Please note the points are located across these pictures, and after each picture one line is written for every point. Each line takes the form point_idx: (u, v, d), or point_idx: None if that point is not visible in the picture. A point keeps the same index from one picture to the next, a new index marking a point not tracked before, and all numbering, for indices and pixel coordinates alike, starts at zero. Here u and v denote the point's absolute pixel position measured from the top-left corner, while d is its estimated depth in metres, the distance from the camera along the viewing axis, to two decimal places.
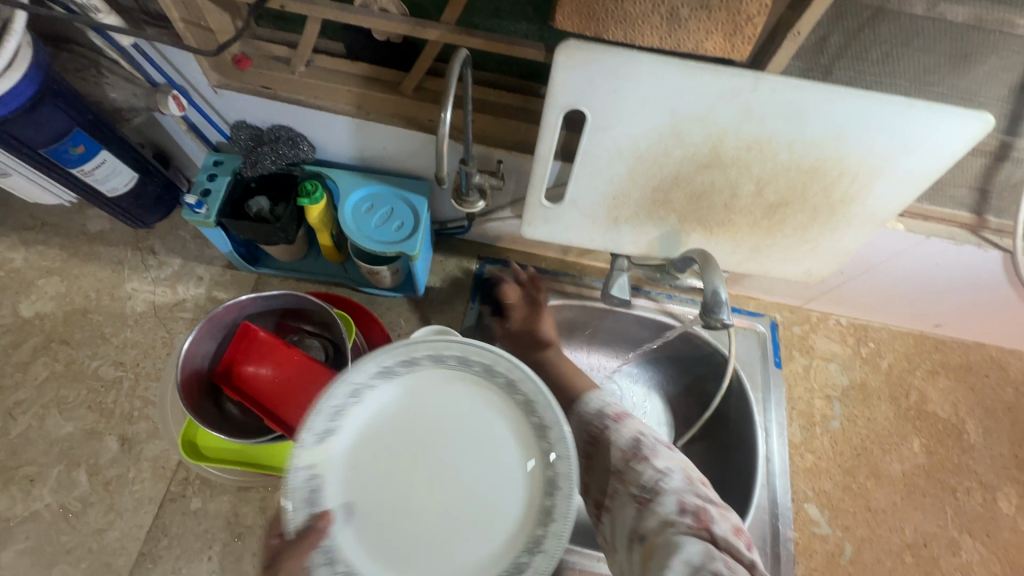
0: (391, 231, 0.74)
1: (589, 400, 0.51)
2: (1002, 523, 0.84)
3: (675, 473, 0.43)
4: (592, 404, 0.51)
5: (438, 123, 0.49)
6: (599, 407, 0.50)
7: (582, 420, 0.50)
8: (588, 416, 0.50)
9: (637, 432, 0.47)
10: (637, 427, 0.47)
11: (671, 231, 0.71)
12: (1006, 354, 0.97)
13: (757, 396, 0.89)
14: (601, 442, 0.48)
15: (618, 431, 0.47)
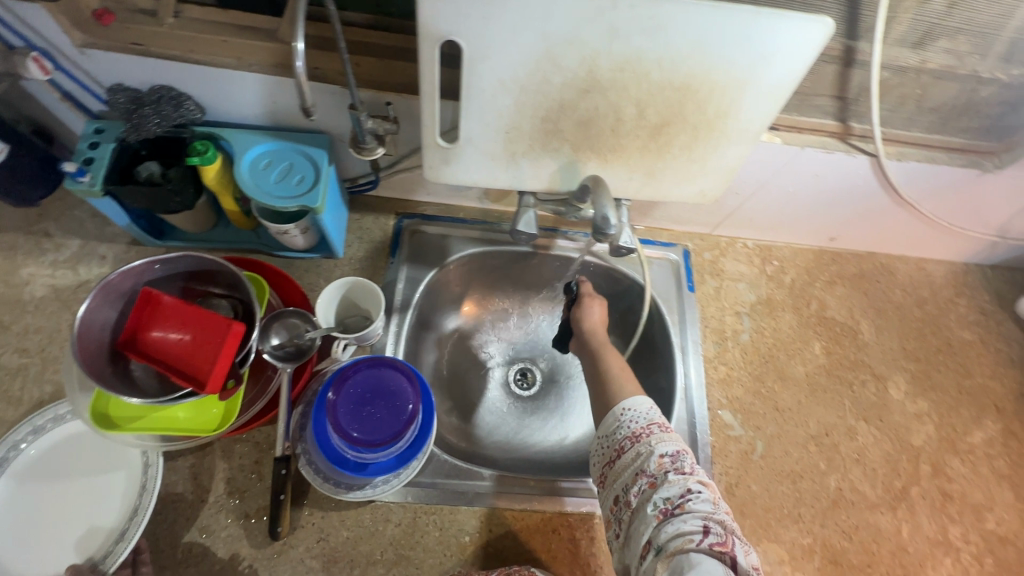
0: (292, 185, 0.73)
1: (627, 403, 0.68)
2: (893, 407, 0.93)
3: (701, 491, 0.58)
4: (630, 408, 0.68)
5: (294, 52, 0.51)
6: (631, 410, 0.67)
7: (614, 421, 0.68)
8: (621, 420, 0.67)
9: (674, 448, 0.61)
10: (675, 443, 0.62)
11: (568, 162, 0.74)
12: (894, 260, 1.06)
13: (672, 318, 0.95)
14: (640, 450, 0.63)
15: (655, 441, 0.63)
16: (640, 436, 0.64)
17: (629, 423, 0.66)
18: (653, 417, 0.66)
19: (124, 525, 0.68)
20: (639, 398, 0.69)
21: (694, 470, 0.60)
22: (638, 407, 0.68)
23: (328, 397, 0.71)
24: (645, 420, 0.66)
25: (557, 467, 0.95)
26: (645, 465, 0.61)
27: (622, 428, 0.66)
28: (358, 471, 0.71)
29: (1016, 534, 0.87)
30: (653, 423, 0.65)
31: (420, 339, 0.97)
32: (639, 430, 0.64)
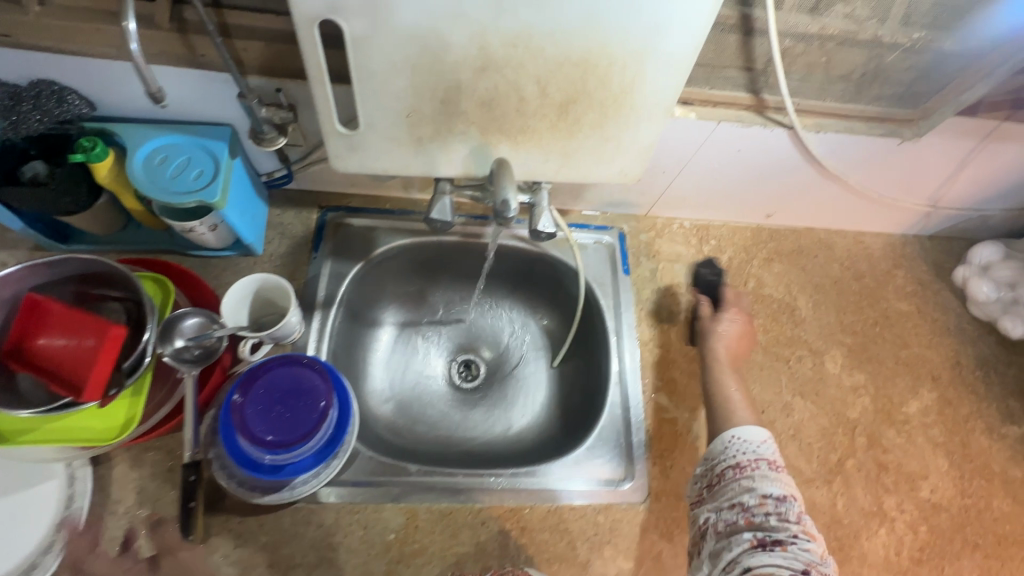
0: (189, 180, 0.70)
1: (737, 432, 0.69)
2: (830, 381, 0.93)
3: (803, 539, 0.58)
4: (740, 438, 0.69)
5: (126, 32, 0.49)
6: (742, 440, 0.68)
7: (723, 446, 0.69)
8: (729, 447, 0.68)
9: (780, 490, 0.62)
10: (781, 487, 0.62)
11: (477, 145, 0.72)
12: (832, 235, 1.06)
13: (607, 303, 0.94)
14: (742, 482, 0.64)
15: (759, 477, 0.64)
16: (746, 468, 0.65)
17: (736, 453, 0.68)
18: (763, 453, 0.67)
19: (60, 515, 0.68)
20: (755, 432, 0.69)
21: (797, 516, 0.60)
22: (749, 437, 0.68)
23: (234, 399, 0.68)
24: (753, 455, 0.66)
25: (495, 457, 0.94)
26: (746, 499, 0.62)
27: (728, 456, 0.68)
28: (274, 474, 0.68)
29: (950, 501, 0.88)
30: (761, 459, 0.66)
31: (354, 335, 0.96)
32: (746, 462, 0.66)
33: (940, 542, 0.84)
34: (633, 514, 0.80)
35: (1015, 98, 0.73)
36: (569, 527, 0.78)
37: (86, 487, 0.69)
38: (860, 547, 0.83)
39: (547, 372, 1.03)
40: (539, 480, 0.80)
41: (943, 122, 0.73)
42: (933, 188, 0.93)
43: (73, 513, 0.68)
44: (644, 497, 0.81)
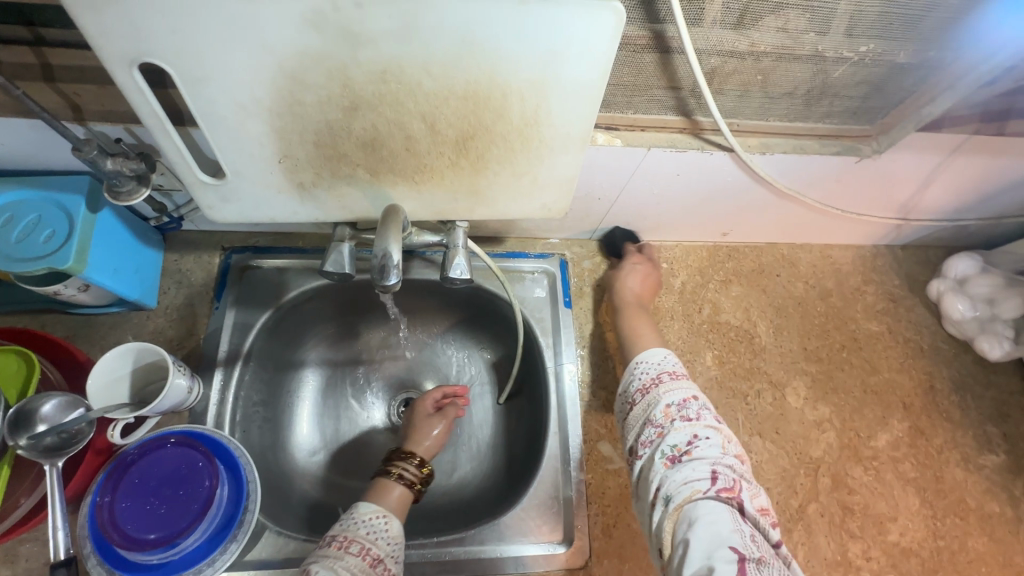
0: (38, 243, 0.61)
1: (640, 357, 0.70)
2: (791, 417, 0.86)
3: (706, 437, 0.60)
4: (643, 361, 0.69)
5: None
6: (644, 362, 0.69)
7: (629, 375, 0.69)
8: (635, 371, 0.69)
9: (681, 397, 0.63)
10: (681, 392, 0.64)
11: (370, 189, 0.62)
12: (797, 250, 0.97)
13: (545, 340, 0.86)
14: (648, 399, 0.65)
15: (662, 390, 0.65)
16: (649, 387, 0.66)
17: (640, 374, 0.68)
18: (664, 367, 0.68)
19: None
20: (657, 349, 0.70)
21: (701, 416, 0.62)
22: (652, 358, 0.69)
23: (99, 498, 0.60)
24: (656, 371, 0.67)
25: (437, 510, 0.86)
26: (653, 414, 0.63)
27: (635, 380, 0.68)
28: (158, 572, 0.61)
29: (920, 543, 0.81)
30: (663, 373, 0.67)
31: (273, 386, 0.86)
32: (649, 381, 0.66)
33: None
34: None
35: (984, 108, 0.65)
36: None
37: None
38: None
39: (493, 410, 0.95)
40: (469, 549, 0.73)
41: (904, 138, 0.65)
42: (900, 200, 0.84)
43: None
44: (584, 561, 0.74)
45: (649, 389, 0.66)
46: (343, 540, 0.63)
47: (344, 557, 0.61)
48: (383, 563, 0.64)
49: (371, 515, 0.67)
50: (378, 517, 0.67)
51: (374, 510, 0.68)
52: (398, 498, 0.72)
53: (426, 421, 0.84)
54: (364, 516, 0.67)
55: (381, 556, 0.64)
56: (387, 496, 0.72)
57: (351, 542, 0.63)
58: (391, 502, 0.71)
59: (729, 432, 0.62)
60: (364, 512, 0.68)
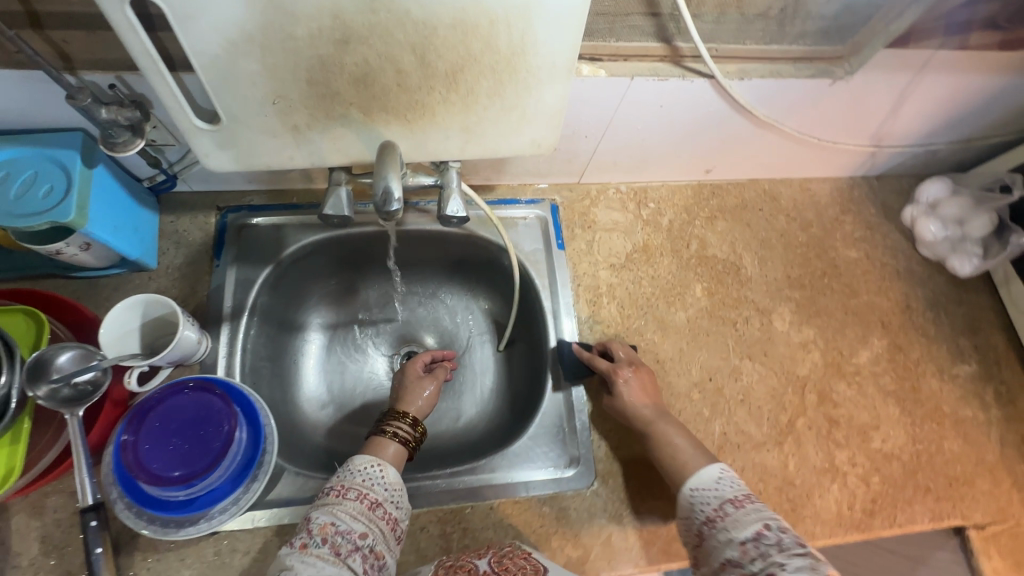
0: (37, 199, 0.61)
1: (693, 483, 0.66)
2: (778, 340, 0.90)
3: (791, 564, 0.54)
4: (698, 488, 0.66)
5: None
6: (699, 492, 0.65)
7: (688, 506, 0.66)
8: (694, 502, 0.65)
9: (753, 528, 0.58)
10: (752, 521, 0.59)
11: (364, 129, 0.64)
12: (777, 185, 1.00)
13: (542, 283, 0.88)
14: (719, 536, 0.60)
15: (730, 522, 0.60)
16: (716, 521, 0.62)
17: (701, 506, 0.64)
18: (724, 493, 0.64)
19: None
20: (710, 472, 0.67)
21: (779, 543, 0.56)
22: (705, 484, 0.66)
23: (124, 438, 0.62)
24: (716, 500, 0.63)
25: (445, 452, 0.90)
26: (729, 554, 0.58)
27: (697, 513, 0.64)
28: (187, 508, 0.65)
29: (901, 449, 0.86)
30: (726, 502, 0.63)
31: (278, 343, 0.88)
32: (714, 514, 0.62)
33: (891, 492, 0.84)
34: (579, 501, 0.77)
35: (947, 23, 0.68)
36: (514, 521, 0.75)
37: None
38: (812, 506, 0.81)
39: (494, 356, 0.99)
40: (481, 477, 0.77)
41: (874, 57, 0.68)
42: (874, 127, 0.87)
43: None
44: (590, 482, 0.78)
45: (714, 522, 0.62)
46: (341, 488, 0.64)
47: (342, 503, 0.62)
48: (382, 506, 0.64)
49: (366, 465, 0.67)
50: (373, 465, 0.67)
51: (369, 459, 0.68)
52: (393, 455, 0.71)
53: (416, 382, 0.84)
54: (360, 465, 0.67)
55: (380, 500, 0.64)
56: (382, 450, 0.71)
57: (348, 488, 0.64)
58: (388, 457, 0.71)
59: (816, 552, 0.56)
60: (360, 462, 0.67)
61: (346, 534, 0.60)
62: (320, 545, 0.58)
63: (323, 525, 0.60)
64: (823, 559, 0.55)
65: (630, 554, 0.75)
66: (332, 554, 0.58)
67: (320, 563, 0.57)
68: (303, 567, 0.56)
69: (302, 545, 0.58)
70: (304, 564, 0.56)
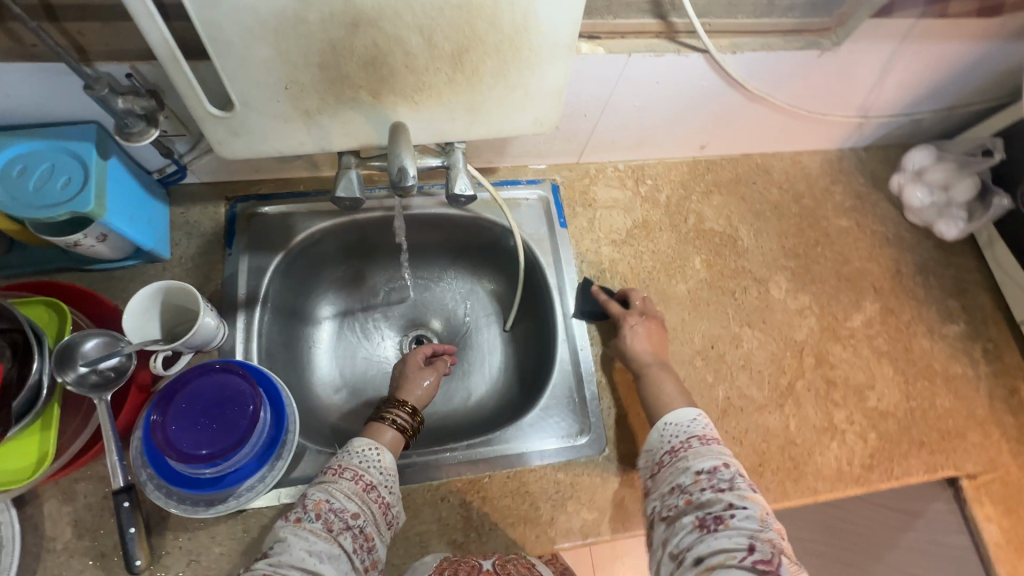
0: (56, 190, 0.62)
1: (669, 418, 0.71)
2: (776, 307, 0.93)
3: (739, 507, 0.58)
4: (671, 422, 0.70)
5: None
6: (673, 425, 0.70)
7: (658, 436, 0.70)
8: (663, 434, 0.70)
9: (712, 464, 0.63)
10: (713, 458, 0.63)
11: (373, 112, 0.66)
12: (770, 158, 1.03)
13: (546, 261, 0.91)
14: (678, 464, 0.65)
15: (692, 454, 0.65)
16: (679, 451, 0.66)
17: (670, 438, 0.69)
18: (695, 431, 0.68)
19: None
20: (686, 411, 0.72)
21: (732, 483, 0.61)
22: (678, 420, 0.70)
23: (153, 418, 0.64)
24: (684, 435, 0.68)
25: (457, 429, 0.92)
26: (682, 481, 0.63)
27: (664, 443, 0.69)
28: (215, 486, 0.67)
29: (896, 406, 0.90)
30: (693, 438, 0.67)
31: (291, 329, 0.90)
32: (680, 445, 0.67)
33: (888, 447, 0.88)
34: (592, 467, 0.80)
35: None
36: (530, 488, 0.78)
37: (13, 531, 0.65)
38: (814, 463, 0.85)
39: (500, 337, 1.01)
40: (496, 448, 0.80)
41: (858, 27, 0.72)
42: (861, 97, 0.90)
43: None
44: (602, 448, 0.81)
45: (675, 454, 0.66)
46: (337, 468, 0.67)
47: (338, 481, 0.65)
48: (376, 489, 0.67)
49: (364, 448, 0.70)
50: (370, 448, 0.70)
51: (366, 442, 0.71)
52: (390, 441, 0.74)
53: (416, 373, 0.85)
54: (357, 448, 0.69)
55: (374, 483, 0.67)
56: (380, 436, 0.74)
57: (344, 469, 0.67)
58: (386, 442, 0.73)
59: (762, 501, 0.60)
60: (358, 445, 0.70)
61: (339, 512, 0.62)
62: (313, 521, 0.61)
63: (317, 501, 0.63)
64: (771, 512, 0.60)
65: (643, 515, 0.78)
66: (325, 529, 0.60)
67: (314, 537, 0.59)
68: (296, 539, 0.58)
69: (296, 518, 0.61)
70: (297, 537, 0.59)
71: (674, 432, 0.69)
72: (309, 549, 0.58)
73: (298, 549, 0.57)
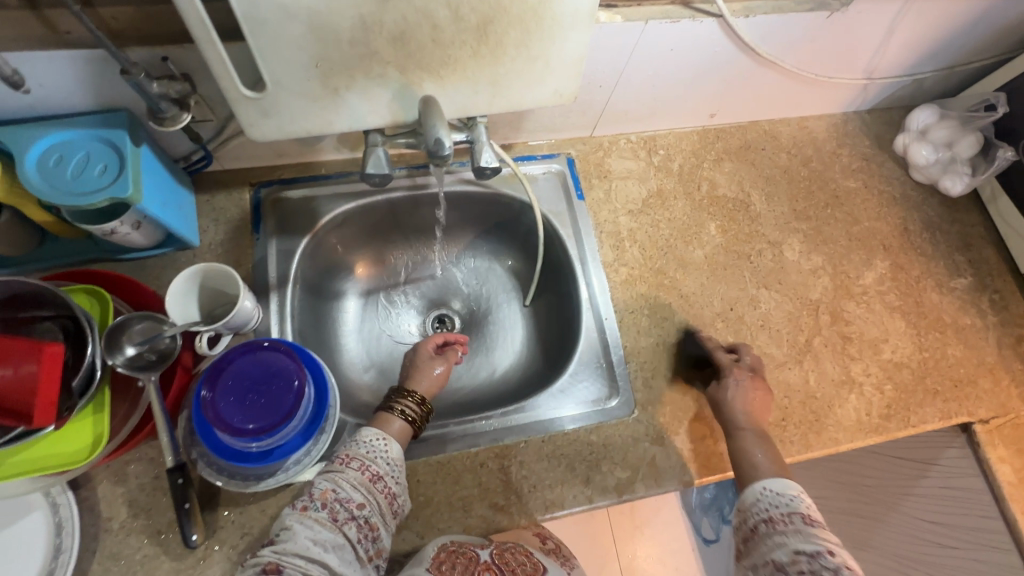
0: (94, 177, 0.64)
1: (767, 483, 0.68)
2: (790, 269, 0.96)
3: None
4: (770, 490, 0.67)
5: None
6: (772, 493, 0.67)
7: (752, 503, 0.68)
8: (760, 501, 0.67)
9: (815, 546, 0.59)
10: (815, 541, 0.60)
11: (400, 88, 0.67)
12: (777, 125, 1.05)
13: (566, 233, 0.93)
14: (775, 537, 0.62)
15: (790, 533, 0.62)
16: (777, 523, 0.64)
17: (767, 506, 0.66)
18: (796, 506, 0.65)
19: (54, 542, 0.66)
20: (785, 481, 0.68)
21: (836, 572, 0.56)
22: (782, 490, 0.67)
23: (203, 395, 0.66)
24: (785, 508, 0.65)
25: (485, 402, 0.94)
26: (778, 556, 0.60)
27: (757, 511, 0.66)
28: (264, 460, 0.69)
29: (910, 357, 0.94)
30: (796, 514, 0.64)
31: (318, 311, 0.92)
32: (778, 517, 0.64)
33: (904, 396, 0.91)
34: (623, 427, 0.82)
35: None
36: (564, 451, 0.80)
37: (72, 512, 0.67)
38: (835, 415, 0.88)
39: (521, 312, 1.03)
40: (528, 414, 0.83)
41: None
42: (866, 60, 0.92)
43: (60, 545, 0.66)
44: (631, 410, 0.84)
45: (772, 526, 0.64)
46: (344, 458, 0.67)
47: (345, 471, 0.65)
48: (382, 480, 0.67)
49: (372, 437, 0.70)
50: (378, 439, 0.69)
51: (374, 432, 0.70)
52: (398, 431, 0.73)
53: (426, 365, 0.84)
54: (364, 438, 0.69)
55: (380, 474, 0.67)
56: (388, 426, 0.73)
57: (351, 459, 0.67)
58: (393, 433, 0.73)
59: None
60: (365, 434, 0.70)
61: (345, 502, 0.63)
62: (320, 510, 0.61)
63: (324, 491, 0.63)
64: None
65: (674, 472, 0.81)
66: (330, 520, 0.61)
67: (318, 527, 0.60)
68: (302, 528, 0.59)
69: (303, 507, 0.62)
70: (302, 526, 0.60)
71: (772, 503, 0.66)
72: (315, 538, 0.59)
73: (303, 538, 0.59)
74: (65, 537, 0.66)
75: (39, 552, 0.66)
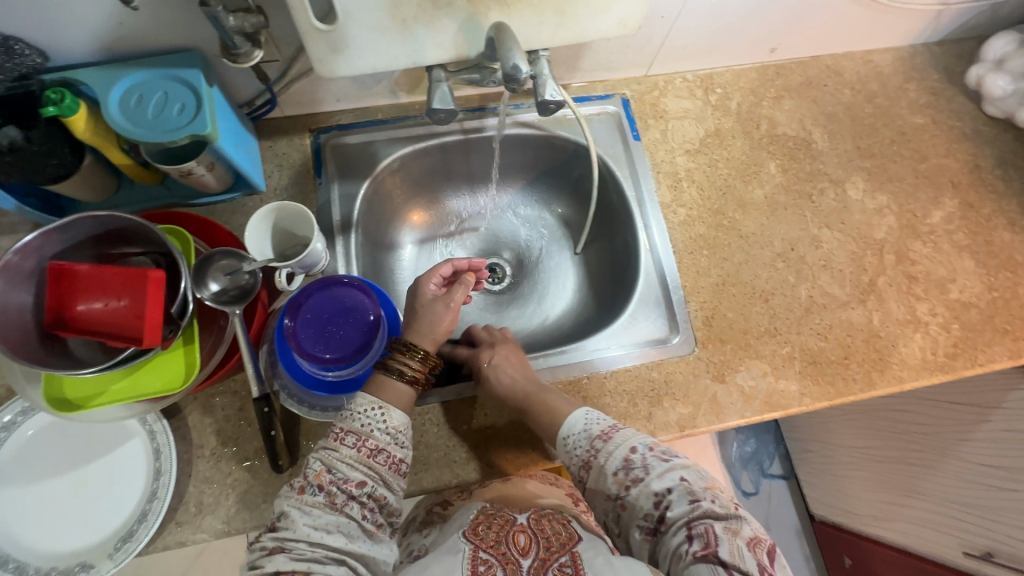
0: (173, 116, 0.65)
1: (565, 429, 0.68)
2: (853, 208, 0.93)
3: (664, 491, 0.60)
4: (570, 434, 0.67)
5: None
6: (572, 436, 0.67)
7: (564, 452, 0.68)
8: (569, 448, 0.67)
9: (623, 458, 0.63)
10: (623, 451, 0.64)
11: (466, 18, 0.66)
12: (841, 60, 1.01)
13: (622, 174, 0.92)
14: (598, 473, 0.64)
15: (604, 459, 0.64)
16: (591, 461, 0.65)
17: (576, 449, 0.66)
18: (592, 429, 0.67)
19: (155, 464, 0.70)
20: (576, 413, 0.69)
21: (648, 467, 0.62)
22: (577, 426, 0.68)
23: (286, 324, 0.71)
24: (587, 439, 0.66)
25: (541, 344, 0.95)
26: (609, 488, 0.63)
27: (573, 457, 0.66)
28: (341, 391, 0.71)
29: (979, 297, 0.91)
30: (595, 440, 0.66)
31: (378, 256, 0.93)
32: (588, 454, 0.65)
33: (971, 336, 0.88)
34: (684, 364, 0.83)
35: None
36: (627, 388, 0.81)
37: (168, 439, 0.71)
38: (899, 353, 0.87)
39: (572, 259, 1.03)
40: (588, 352, 0.84)
41: None
42: None
43: (160, 468, 0.70)
44: (692, 348, 0.84)
45: (590, 458, 0.65)
46: (339, 432, 0.61)
47: (340, 449, 0.60)
48: (383, 452, 0.61)
49: (366, 407, 0.63)
50: (373, 408, 0.62)
51: (368, 400, 0.63)
52: (400, 394, 0.66)
53: (430, 307, 0.73)
54: (359, 408, 0.62)
55: (380, 446, 0.61)
56: (386, 390, 0.65)
57: (346, 433, 0.61)
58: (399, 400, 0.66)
59: (682, 465, 0.62)
60: (360, 403, 0.63)
61: (342, 483, 0.59)
62: (316, 493, 0.58)
63: (318, 472, 0.59)
64: (693, 472, 0.62)
65: (736, 408, 0.81)
66: (329, 503, 0.58)
67: (318, 511, 0.57)
68: (300, 515, 0.56)
69: (300, 490, 0.58)
70: (301, 512, 0.56)
71: (587, 445, 0.66)
72: (315, 524, 0.56)
73: (303, 525, 0.55)
74: (164, 461, 0.70)
75: (143, 474, 0.70)
